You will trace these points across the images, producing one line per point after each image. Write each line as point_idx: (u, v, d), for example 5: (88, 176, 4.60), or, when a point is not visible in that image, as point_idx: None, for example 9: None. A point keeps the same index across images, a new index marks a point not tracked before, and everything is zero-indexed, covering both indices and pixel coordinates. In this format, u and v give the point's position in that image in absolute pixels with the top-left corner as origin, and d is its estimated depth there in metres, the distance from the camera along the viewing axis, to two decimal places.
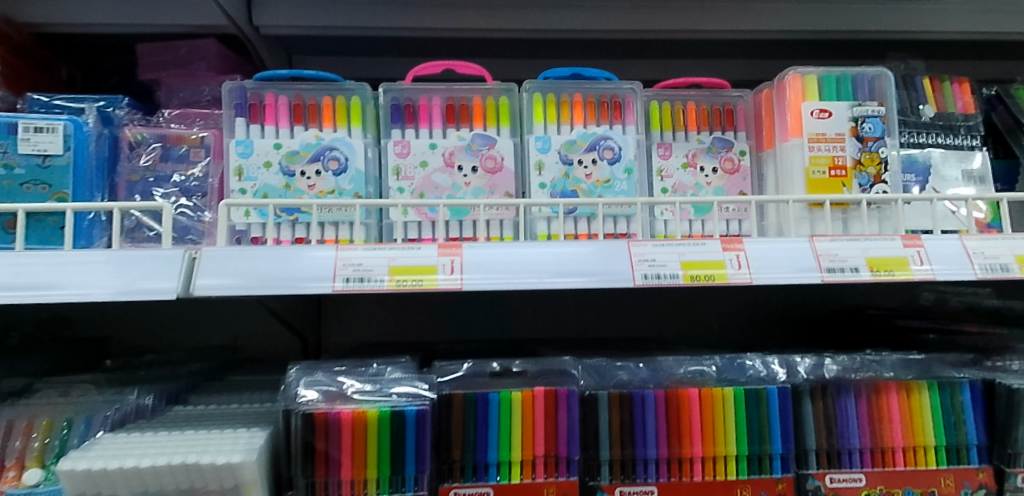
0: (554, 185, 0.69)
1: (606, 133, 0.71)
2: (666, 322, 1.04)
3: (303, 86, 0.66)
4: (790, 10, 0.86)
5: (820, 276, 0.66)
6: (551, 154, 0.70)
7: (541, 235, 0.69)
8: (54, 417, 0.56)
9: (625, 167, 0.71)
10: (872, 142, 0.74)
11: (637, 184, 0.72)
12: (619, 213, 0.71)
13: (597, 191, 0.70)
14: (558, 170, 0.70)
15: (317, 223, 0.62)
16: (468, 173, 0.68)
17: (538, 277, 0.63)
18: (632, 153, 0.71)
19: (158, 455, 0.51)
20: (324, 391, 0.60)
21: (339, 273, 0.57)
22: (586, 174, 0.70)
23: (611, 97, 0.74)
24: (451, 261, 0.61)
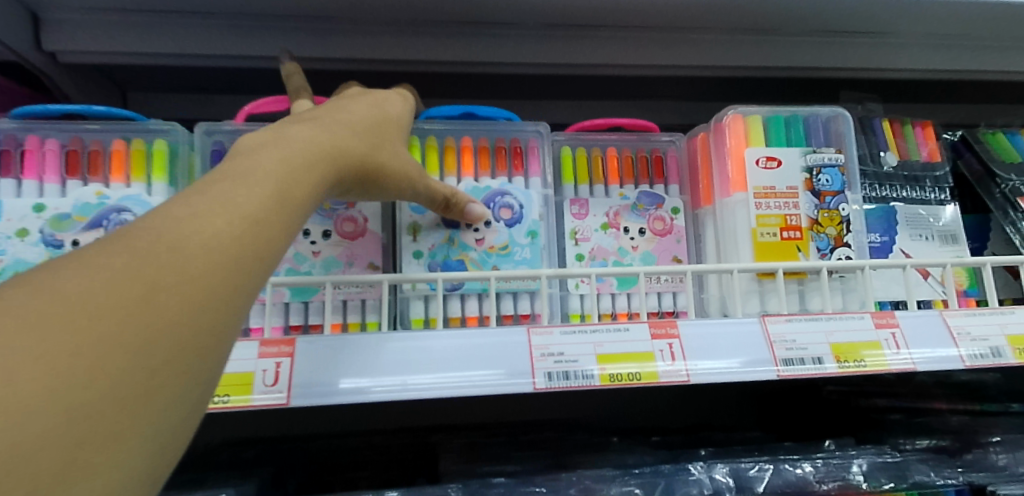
0: (433, 254, 0.54)
1: (504, 188, 0.56)
2: (598, 401, 0.89)
3: (87, 126, 0.51)
4: (725, 43, 0.75)
5: (776, 372, 0.52)
6: (430, 215, 0.54)
7: (416, 320, 0.53)
8: None
9: (528, 229, 0.55)
10: (830, 197, 0.60)
11: (545, 250, 0.56)
12: (521, 289, 0.55)
13: (492, 260, 0.54)
14: (441, 233, 0.54)
15: None
16: (316, 240, 0.52)
17: (400, 378, 0.46)
18: (537, 212, 0.56)
19: None
20: None
21: None
22: (477, 239, 0.54)
23: (512, 143, 0.60)
24: (275, 366, 0.45)
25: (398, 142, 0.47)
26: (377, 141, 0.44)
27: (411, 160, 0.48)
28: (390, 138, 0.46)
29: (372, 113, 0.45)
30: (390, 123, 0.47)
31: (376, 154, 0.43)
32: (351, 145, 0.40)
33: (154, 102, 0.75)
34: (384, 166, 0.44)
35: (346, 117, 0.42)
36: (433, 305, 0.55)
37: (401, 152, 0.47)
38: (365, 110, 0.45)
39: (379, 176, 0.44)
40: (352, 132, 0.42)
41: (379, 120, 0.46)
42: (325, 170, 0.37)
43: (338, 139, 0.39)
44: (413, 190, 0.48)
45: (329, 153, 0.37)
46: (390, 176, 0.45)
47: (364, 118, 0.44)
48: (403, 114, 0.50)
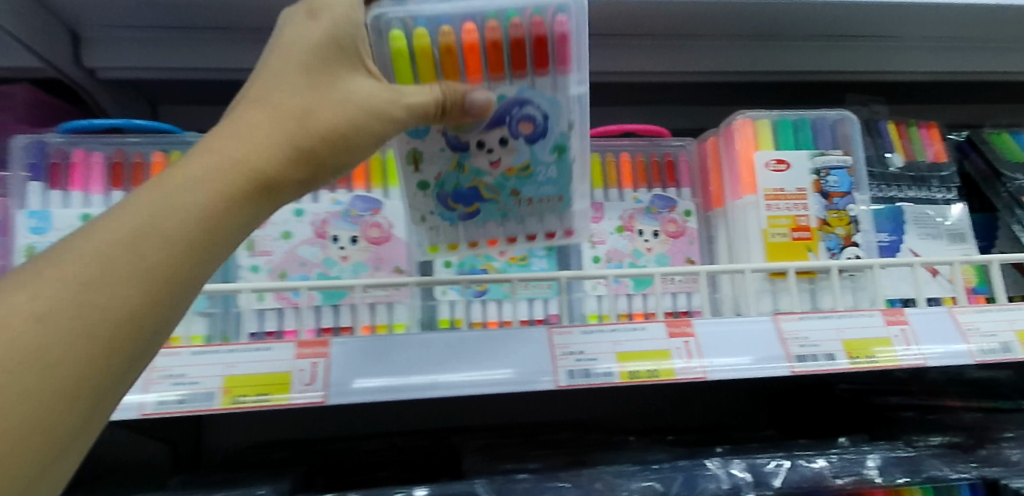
0: (441, 183, 0.48)
1: (525, 95, 0.45)
2: (611, 400, 0.91)
3: (129, 140, 0.54)
4: (732, 49, 0.77)
5: (790, 368, 0.53)
6: (431, 138, 0.45)
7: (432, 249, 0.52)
8: None
9: (555, 144, 0.46)
10: (838, 198, 0.62)
11: (576, 162, 0.48)
12: (546, 211, 0.50)
13: (511, 181, 0.48)
14: (448, 160, 0.47)
15: None
16: (345, 245, 0.54)
17: (430, 376, 0.48)
18: (568, 124, 0.46)
19: None
20: None
21: (155, 390, 0.44)
22: (491, 162, 0.46)
23: (537, 27, 0.43)
24: (312, 367, 0.47)
25: (348, 83, 0.39)
26: (306, 103, 0.38)
27: (374, 96, 0.39)
28: (330, 83, 0.39)
29: (298, 67, 0.38)
30: (323, 60, 0.39)
31: (309, 122, 0.37)
32: (255, 143, 0.36)
33: (179, 114, 0.77)
34: (326, 129, 0.38)
35: (258, 97, 0.37)
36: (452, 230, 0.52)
37: (352, 97, 0.39)
38: (286, 67, 0.38)
39: (328, 143, 0.38)
40: (264, 113, 0.37)
41: (309, 71, 0.38)
42: (219, 181, 0.35)
43: (236, 138, 0.36)
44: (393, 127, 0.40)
45: (223, 161, 0.35)
46: (346, 132, 0.38)
47: (283, 87, 0.38)
48: (343, 28, 0.39)
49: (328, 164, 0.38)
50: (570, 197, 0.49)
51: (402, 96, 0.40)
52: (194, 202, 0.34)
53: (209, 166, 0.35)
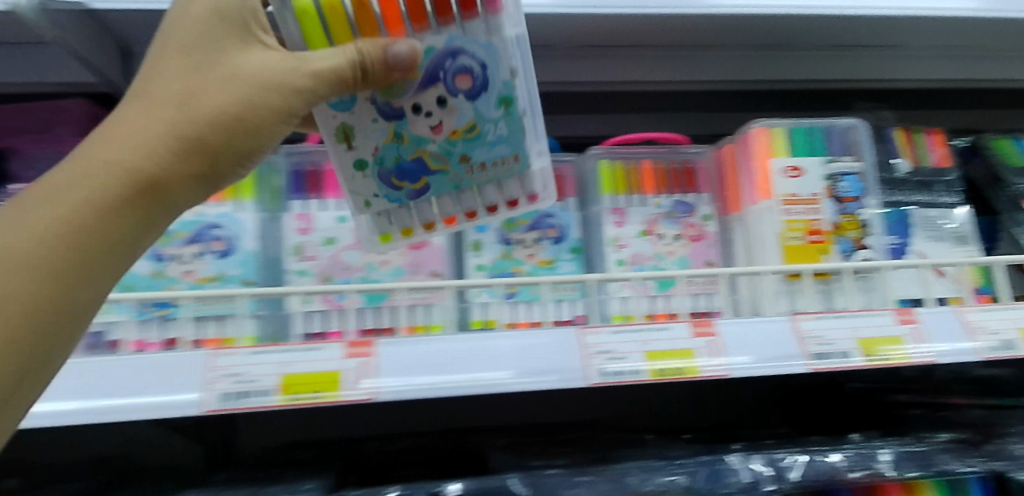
0: (381, 158, 0.48)
1: (457, 45, 0.45)
2: (627, 400, 0.94)
3: None
4: (744, 59, 0.80)
5: (808, 365, 0.56)
6: (360, 111, 0.46)
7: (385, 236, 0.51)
8: None
9: (500, 96, 0.47)
10: (849, 203, 0.65)
11: (525, 116, 0.48)
12: (503, 175, 0.49)
13: (457, 145, 0.48)
14: (383, 132, 0.47)
15: (194, 320, 0.50)
16: (385, 250, 0.57)
17: (470, 374, 0.50)
18: (509, 71, 0.46)
19: None
20: None
21: (216, 388, 0.46)
22: (431, 127, 0.47)
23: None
24: (360, 364, 0.49)
25: (235, 61, 0.41)
26: (192, 85, 0.39)
27: (271, 71, 0.41)
28: (213, 68, 0.40)
29: (178, 53, 0.40)
30: (206, 45, 0.40)
31: (191, 111, 0.39)
32: (134, 137, 0.37)
33: None
34: (218, 110, 0.39)
35: (139, 95, 0.39)
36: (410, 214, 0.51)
37: (241, 75, 0.40)
38: (168, 56, 0.40)
39: (224, 123, 0.39)
40: (149, 102, 0.39)
41: (188, 56, 0.40)
42: (108, 174, 0.36)
43: (115, 136, 0.37)
44: (297, 97, 0.41)
45: (110, 156, 0.37)
46: (243, 110, 0.40)
47: (162, 81, 0.39)
48: (226, 13, 0.41)
49: (232, 143, 0.40)
50: (526, 155, 0.49)
51: (304, 64, 0.41)
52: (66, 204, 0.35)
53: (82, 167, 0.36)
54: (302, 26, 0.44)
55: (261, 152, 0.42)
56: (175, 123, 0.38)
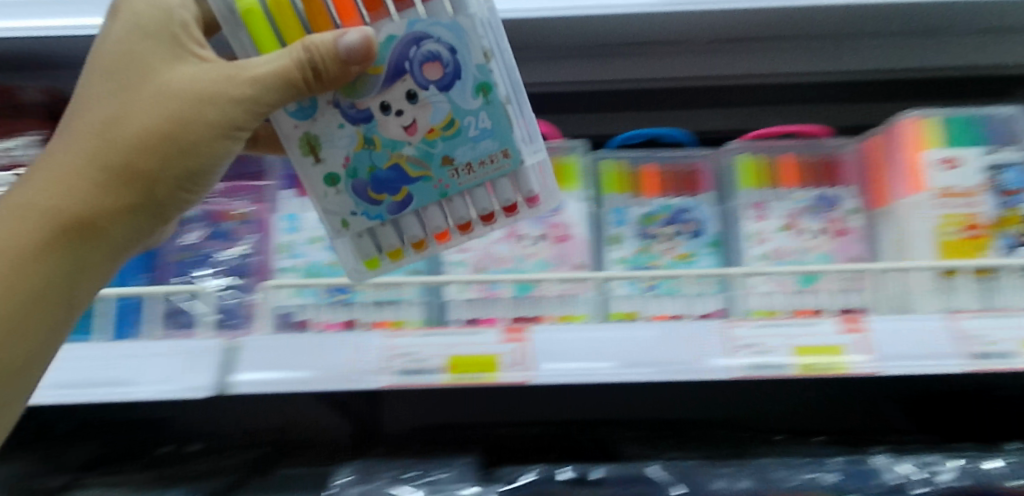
0: (353, 170, 0.45)
1: (419, 30, 0.42)
2: (753, 397, 0.92)
3: None
4: (886, 48, 0.77)
5: (966, 366, 0.54)
6: (325, 116, 0.44)
7: (370, 261, 0.48)
8: None
9: (476, 84, 0.44)
10: (1013, 196, 0.61)
11: (507, 104, 0.45)
12: (495, 174, 0.46)
13: (437, 146, 0.45)
14: (352, 138, 0.44)
15: (368, 305, 0.55)
16: (534, 242, 0.58)
17: (617, 362, 0.52)
18: (482, 53, 0.43)
19: None
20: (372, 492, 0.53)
21: (392, 365, 0.50)
22: (405, 127, 0.44)
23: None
24: (517, 349, 0.52)
25: (167, 78, 0.42)
26: (118, 112, 0.41)
27: (202, 83, 0.42)
28: (140, 93, 0.42)
29: (109, 74, 0.42)
30: (131, 73, 0.42)
31: (117, 142, 0.41)
32: (64, 174, 0.41)
33: None
34: (144, 134, 0.41)
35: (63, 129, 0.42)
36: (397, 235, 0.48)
37: (172, 91, 0.42)
38: (96, 80, 0.42)
39: (157, 148, 0.41)
40: (74, 132, 0.42)
41: (119, 77, 0.42)
42: (38, 212, 0.41)
43: (54, 173, 0.41)
44: (235, 110, 0.42)
45: (30, 197, 0.41)
46: (177, 132, 0.42)
47: (90, 114, 0.42)
48: (153, 32, 0.43)
49: (171, 166, 0.42)
50: (517, 148, 0.46)
51: (242, 73, 0.42)
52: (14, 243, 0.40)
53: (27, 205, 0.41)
54: (251, 30, 0.43)
55: (204, 170, 0.44)
56: (104, 156, 0.41)
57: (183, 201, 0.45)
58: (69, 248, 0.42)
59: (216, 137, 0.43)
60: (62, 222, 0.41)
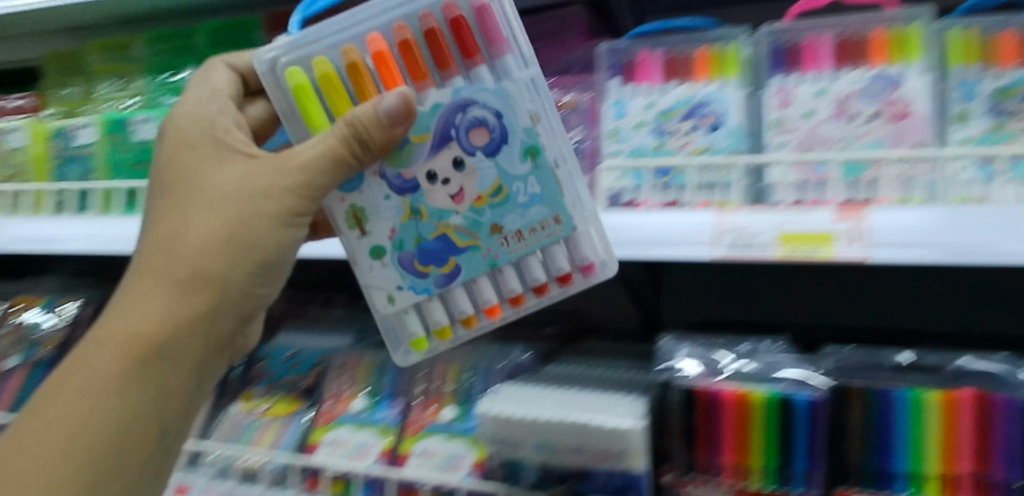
0: (401, 241, 0.53)
1: (465, 98, 0.50)
2: None
3: (677, 39, 0.63)
4: None
5: None
6: (368, 192, 0.52)
7: (417, 341, 0.55)
8: (460, 366, 0.68)
9: (524, 148, 0.50)
10: None
11: (554, 168, 0.51)
12: (545, 239, 0.52)
13: (483, 214, 0.52)
14: (399, 209, 0.52)
15: (695, 186, 0.56)
16: (867, 120, 0.54)
17: (973, 248, 0.45)
18: (527, 117, 0.50)
19: (558, 409, 0.52)
20: (698, 361, 0.57)
21: (722, 237, 0.50)
22: (452, 196, 0.51)
23: (446, 12, 0.51)
24: (854, 226, 0.49)
25: (211, 182, 0.52)
26: (186, 219, 0.51)
27: (254, 180, 0.51)
28: (201, 198, 0.51)
29: (175, 190, 0.52)
30: (171, 192, 0.52)
31: (194, 242, 0.50)
32: (162, 271, 0.50)
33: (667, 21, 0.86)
34: (216, 230, 0.50)
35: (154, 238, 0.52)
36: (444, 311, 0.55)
37: (230, 190, 0.51)
38: (167, 197, 0.53)
39: (222, 250, 0.51)
40: (162, 234, 0.51)
41: (185, 190, 0.52)
42: (146, 300, 0.50)
43: (150, 271, 0.51)
44: (287, 198, 0.51)
45: (136, 291, 0.51)
46: (241, 225, 0.51)
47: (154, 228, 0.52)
48: (202, 150, 0.53)
49: (235, 263, 0.51)
50: (567, 215, 0.52)
51: (290, 164, 0.50)
52: (132, 326, 0.50)
53: (138, 298, 0.51)
54: (300, 102, 0.52)
55: (269, 258, 0.53)
56: (187, 250, 0.50)
57: (254, 289, 0.54)
58: (175, 348, 0.51)
59: (269, 228, 0.51)
60: (161, 329, 0.50)
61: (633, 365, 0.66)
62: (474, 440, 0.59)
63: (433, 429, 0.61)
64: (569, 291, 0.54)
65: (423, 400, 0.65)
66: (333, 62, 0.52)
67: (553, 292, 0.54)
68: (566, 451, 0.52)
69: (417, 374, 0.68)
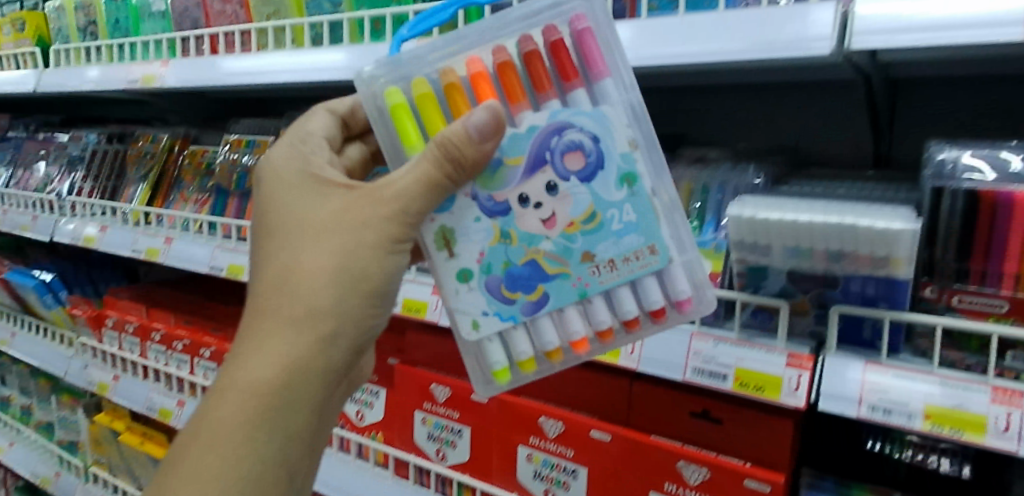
0: (487, 266, 0.47)
1: (562, 120, 0.44)
2: None
3: None
4: None
5: None
6: (454, 215, 0.46)
7: (501, 371, 0.49)
8: (693, 183, 0.65)
9: (620, 175, 0.45)
10: None
11: (653, 197, 0.45)
12: (640, 271, 0.46)
13: (576, 240, 0.46)
14: (488, 232, 0.46)
15: None
16: None
17: None
18: (626, 142, 0.44)
19: (813, 211, 0.50)
20: (984, 160, 0.50)
21: None
22: (543, 221, 0.45)
23: (547, 35, 0.45)
24: None
25: (315, 214, 0.45)
26: (290, 256, 0.44)
27: (357, 208, 0.44)
28: (303, 232, 0.45)
29: (274, 230, 0.46)
30: (271, 229, 0.46)
31: (306, 278, 0.44)
32: (274, 315, 0.44)
33: None
34: (326, 264, 0.44)
35: (257, 281, 0.45)
36: (528, 340, 0.48)
37: (335, 219, 0.44)
38: (267, 236, 0.46)
39: (331, 283, 0.44)
40: (269, 272, 0.45)
41: (285, 228, 0.46)
42: (264, 339, 0.44)
43: (261, 314, 0.44)
44: (391, 225, 0.44)
45: (250, 333, 0.44)
46: (351, 254, 0.44)
47: (258, 269, 0.46)
48: (300, 183, 0.47)
49: (346, 297, 0.44)
50: (664, 245, 0.46)
51: (391, 188, 0.44)
52: (254, 366, 0.43)
53: (254, 339, 0.44)
54: (394, 119, 0.46)
55: (381, 286, 0.46)
56: (299, 286, 0.44)
57: (370, 325, 0.47)
58: (296, 393, 0.44)
59: (382, 254, 0.44)
60: (282, 372, 0.43)
61: (887, 184, 0.61)
62: (712, 253, 0.59)
63: None
64: (663, 326, 0.48)
65: None
66: (432, 84, 0.47)
67: (645, 327, 0.48)
68: (820, 255, 0.51)
69: None
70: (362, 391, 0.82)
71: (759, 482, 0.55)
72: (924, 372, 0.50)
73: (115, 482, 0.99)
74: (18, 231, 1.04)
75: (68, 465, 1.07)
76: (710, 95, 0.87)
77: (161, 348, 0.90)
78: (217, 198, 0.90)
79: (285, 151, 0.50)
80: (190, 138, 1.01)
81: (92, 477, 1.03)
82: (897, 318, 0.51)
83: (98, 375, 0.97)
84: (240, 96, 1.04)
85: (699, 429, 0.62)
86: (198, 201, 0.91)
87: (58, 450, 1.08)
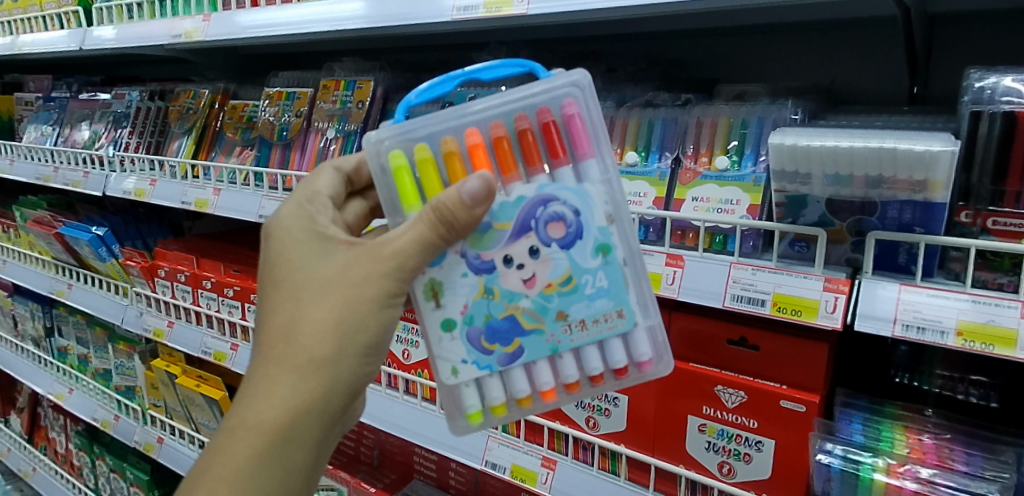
0: (470, 317, 0.48)
1: (548, 193, 0.46)
2: None
3: None
4: None
5: None
6: (445, 269, 0.47)
7: (474, 414, 0.50)
8: (731, 119, 0.67)
9: (596, 245, 0.47)
10: None
11: (624, 265, 0.48)
12: (608, 332, 0.49)
13: (552, 300, 0.48)
14: (473, 287, 0.47)
15: None
16: None
17: None
18: (604, 217, 0.47)
19: (854, 136, 0.52)
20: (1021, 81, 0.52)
21: None
22: (524, 280, 0.47)
23: (540, 115, 0.47)
24: None
25: (319, 268, 0.46)
26: (294, 307, 0.46)
27: (358, 264, 0.45)
28: (307, 284, 0.46)
29: (279, 280, 0.47)
30: (276, 279, 0.47)
31: (309, 330, 0.45)
32: (277, 361, 0.45)
33: None
34: (328, 318, 0.45)
35: (264, 326, 0.47)
36: (501, 387, 0.50)
37: (338, 275, 0.45)
38: (273, 284, 0.47)
39: (331, 336, 0.45)
40: (275, 320, 0.46)
41: (290, 279, 0.46)
42: (267, 384, 0.45)
43: (264, 360, 0.46)
44: (388, 281, 0.45)
45: (256, 376, 0.46)
46: (350, 308, 0.45)
47: (264, 314, 0.47)
48: (304, 236, 0.48)
49: (346, 348, 0.46)
50: (631, 309, 0.49)
51: (390, 248, 0.45)
52: (261, 407, 0.45)
53: (259, 382, 0.46)
54: (398, 184, 0.47)
55: (379, 336, 0.47)
56: (302, 339, 0.45)
57: (367, 373, 0.48)
58: (296, 433, 0.46)
59: (379, 308, 0.45)
60: (286, 415, 0.45)
61: (924, 116, 0.62)
62: (753, 189, 0.62)
63: (707, 178, 0.65)
64: (624, 383, 0.51)
65: (690, 154, 0.68)
66: (433, 150, 0.48)
67: (607, 382, 0.51)
68: (859, 181, 0.53)
69: (684, 128, 0.70)
70: (409, 330, 0.85)
71: (794, 402, 0.59)
72: (958, 291, 0.52)
73: (172, 423, 1.06)
74: (71, 187, 1.07)
75: (126, 409, 1.14)
76: (745, 36, 0.88)
77: (211, 295, 0.94)
78: (261, 150, 0.92)
79: (294, 203, 0.51)
80: (230, 93, 1.03)
81: (150, 419, 1.10)
82: (931, 242, 0.53)
83: (153, 322, 1.02)
84: (277, 50, 1.06)
85: (735, 356, 0.64)
86: (241, 154, 0.94)
87: (116, 395, 1.15)
